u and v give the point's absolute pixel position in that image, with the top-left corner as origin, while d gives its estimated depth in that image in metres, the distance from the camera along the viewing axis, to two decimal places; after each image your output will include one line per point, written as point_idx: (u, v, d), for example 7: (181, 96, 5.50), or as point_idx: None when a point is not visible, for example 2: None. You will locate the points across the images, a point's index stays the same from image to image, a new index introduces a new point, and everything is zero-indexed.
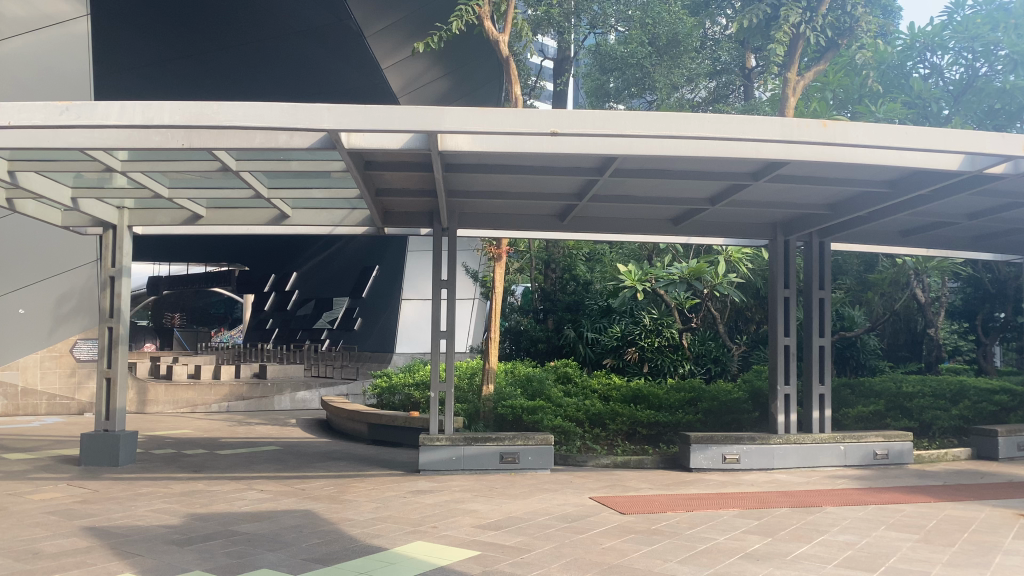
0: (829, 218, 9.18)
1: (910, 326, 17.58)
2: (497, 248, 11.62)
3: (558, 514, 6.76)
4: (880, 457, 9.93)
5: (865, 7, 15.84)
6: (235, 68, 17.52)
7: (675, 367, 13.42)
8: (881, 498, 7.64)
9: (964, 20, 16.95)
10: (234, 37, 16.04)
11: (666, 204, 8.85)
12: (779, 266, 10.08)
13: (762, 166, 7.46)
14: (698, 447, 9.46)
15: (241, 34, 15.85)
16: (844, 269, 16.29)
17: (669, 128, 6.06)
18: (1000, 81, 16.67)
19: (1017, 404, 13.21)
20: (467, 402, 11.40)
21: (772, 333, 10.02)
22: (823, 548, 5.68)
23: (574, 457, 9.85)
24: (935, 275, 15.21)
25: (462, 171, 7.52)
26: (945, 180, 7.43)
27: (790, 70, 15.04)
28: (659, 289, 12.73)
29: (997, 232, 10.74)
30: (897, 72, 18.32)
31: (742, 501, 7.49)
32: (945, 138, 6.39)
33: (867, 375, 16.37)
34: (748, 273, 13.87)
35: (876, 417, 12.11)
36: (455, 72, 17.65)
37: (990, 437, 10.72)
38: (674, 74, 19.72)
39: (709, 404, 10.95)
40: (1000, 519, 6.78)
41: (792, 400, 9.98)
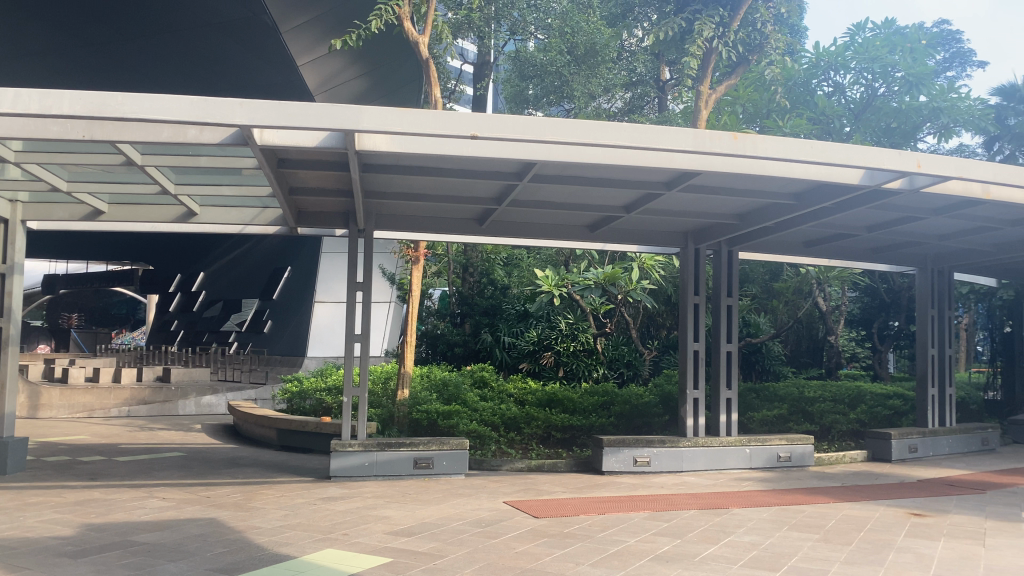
0: (738, 228, 9.48)
1: (812, 333, 18.38)
2: (414, 250, 11.52)
3: (471, 518, 6.73)
4: (783, 459, 10.31)
5: (774, 24, 16.67)
6: (141, 61, 16.91)
7: (589, 371, 13.56)
8: (783, 500, 7.91)
9: (864, 42, 17.95)
10: (140, 31, 15.47)
11: (583, 210, 8.95)
12: (690, 274, 10.33)
13: (676, 176, 7.65)
14: (610, 451, 9.57)
15: (148, 28, 15.25)
16: (750, 278, 16.86)
17: (588, 136, 6.13)
18: (897, 101, 17.56)
19: (908, 409, 13.91)
20: (381, 407, 11.26)
21: (683, 338, 10.26)
22: (729, 549, 5.84)
23: (488, 461, 9.86)
24: (836, 284, 15.88)
25: (379, 172, 7.41)
26: (846, 194, 7.77)
27: (703, 83, 15.45)
28: (575, 295, 13.04)
29: (893, 245, 11.29)
30: (802, 89, 18.97)
31: (653, 503, 7.64)
32: (847, 153, 6.68)
33: (771, 380, 16.92)
34: (661, 280, 14.20)
35: (780, 420, 12.53)
36: (373, 71, 17.44)
37: (884, 440, 11.25)
38: (592, 83, 19.92)
39: (620, 407, 11.22)
40: (892, 518, 7.12)
41: (702, 404, 10.18)
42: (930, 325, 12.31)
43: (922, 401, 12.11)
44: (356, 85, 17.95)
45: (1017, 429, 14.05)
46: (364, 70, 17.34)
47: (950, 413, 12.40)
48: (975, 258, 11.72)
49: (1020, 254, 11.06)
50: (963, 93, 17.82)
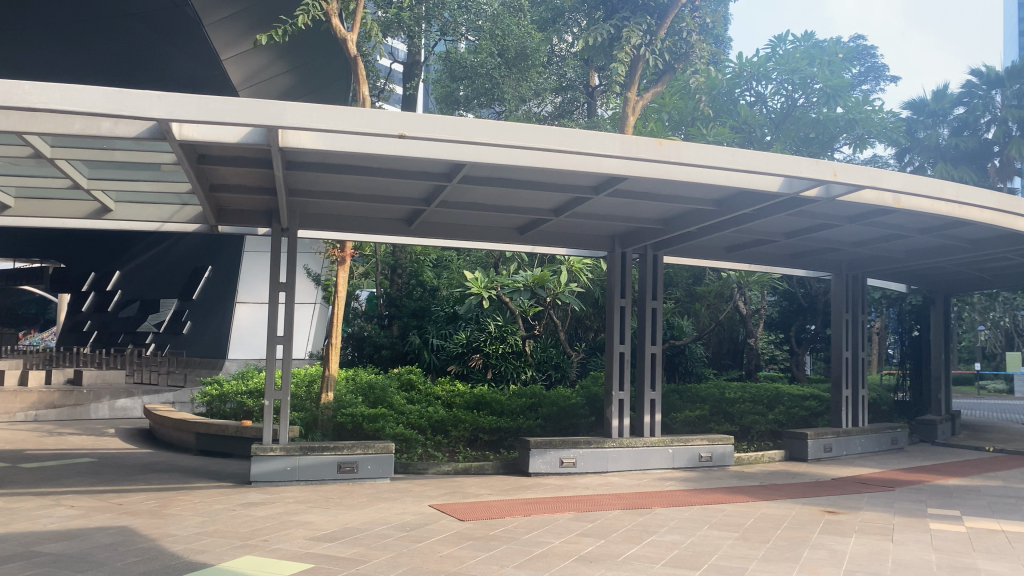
0: (663, 232, 9.64)
1: (733, 335, 18.87)
2: (341, 250, 11.32)
3: (395, 523, 6.65)
4: (704, 459, 10.55)
5: (700, 34, 17.04)
6: (52, 61, 16.00)
7: (518, 374, 13.68)
8: (704, 499, 8.07)
9: (785, 54, 18.55)
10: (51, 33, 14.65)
11: (512, 212, 8.96)
12: (617, 277, 10.46)
13: (603, 181, 7.72)
14: (537, 452, 9.55)
15: (60, 29, 14.49)
16: (674, 282, 17.18)
17: (517, 139, 6.15)
18: (815, 112, 18.27)
19: (824, 410, 14.40)
20: (305, 411, 11.05)
21: (609, 340, 10.38)
22: (651, 548, 5.93)
23: (414, 465, 9.76)
24: (756, 289, 16.34)
25: (304, 170, 7.28)
26: (766, 201, 7.98)
27: (631, 89, 15.74)
28: (504, 297, 13.02)
29: (810, 250, 11.68)
30: (726, 98, 19.43)
31: (578, 504, 7.70)
32: (767, 162, 6.87)
33: (694, 381, 17.32)
34: (588, 282, 14.35)
35: (702, 421, 12.79)
36: (299, 67, 17.15)
37: (801, 440, 11.61)
38: (521, 87, 20.01)
39: (548, 409, 11.28)
40: (808, 516, 7.34)
41: (627, 405, 10.32)
42: (844, 329, 12.76)
43: (837, 401, 12.54)
44: (283, 81, 17.64)
45: (924, 428, 14.71)
46: (290, 66, 17.02)
47: (863, 414, 12.87)
48: (886, 265, 12.22)
49: (928, 261, 11.59)
50: (876, 105, 18.71)
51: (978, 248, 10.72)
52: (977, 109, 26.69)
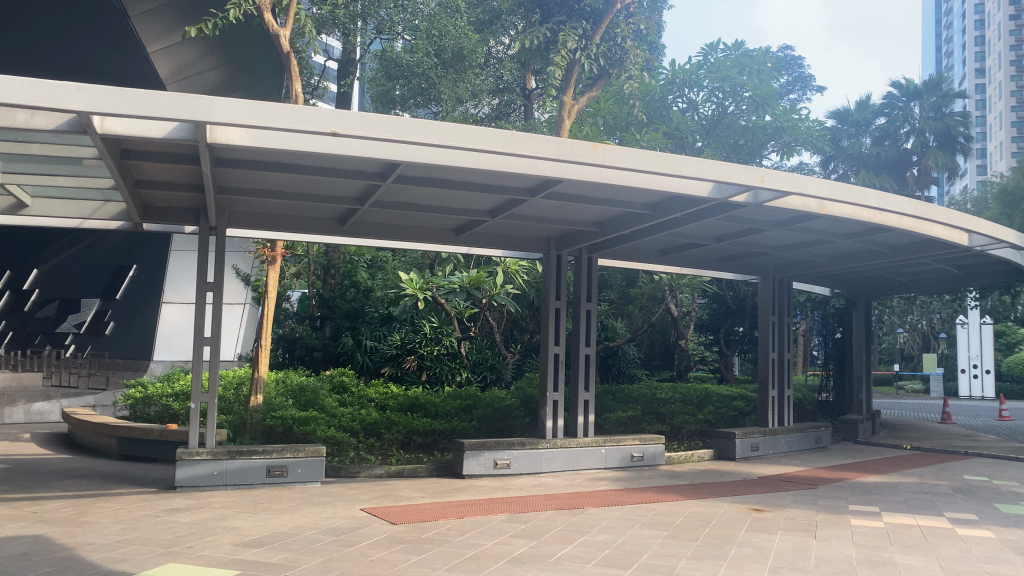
0: (597, 235, 9.73)
1: (665, 336, 19.19)
2: (272, 249, 11.08)
3: (326, 527, 6.56)
4: (636, 459, 10.70)
5: (636, 41, 17.30)
6: None
7: (453, 375, 13.69)
8: (635, 499, 8.18)
9: (716, 62, 18.90)
10: None
11: (448, 213, 8.92)
12: (551, 279, 10.54)
13: (538, 183, 7.75)
14: (471, 454, 9.53)
15: None
16: (608, 284, 17.37)
17: (452, 139, 6.13)
18: (744, 120, 18.90)
19: (751, 410, 14.78)
20: (233, 413, 10.80)
21: (544, 341, 10.43)
22: (583, 548, 5.98)
23: (346, 468, 9.62)
24: (687, 291, 16.65)
25: (234, 167, 7.11)
26: (697, 206, 8.14)
27: (568, 94, 15.93)
28: (439, 298, 12.94)
29: (738, 254, 11.95)
30: (659, 104, 19.73)
31: (511, 505, 7.72)
32: (698, 167, 7.01)
33: (627, 382, 17.55)
34: (524, 284, 14.41)
35: (633, 421, 12.95)
36: (231, 62, 16.78)
37: (728, 439, 11.89)
38: (458, 88, 19.82)
39: (483, 411, 11.29)
40: (735, 514, 7.52)
41: (561, 406, 10.37)
42: (771, 330, 13.11)
43: (763, 401, 12.88)
44: (212, 76, 17.15)
45: (846, 427, 15.21)
46: (221, 61, 16.62)
47: (788, 413, 13.25)
48: (812, 269, 12.61)
49: (850, 265, 12.01)
50: (803, 115, 19.49)
51: (897, 254, 11.15)
52: (898, 119, 27.60)
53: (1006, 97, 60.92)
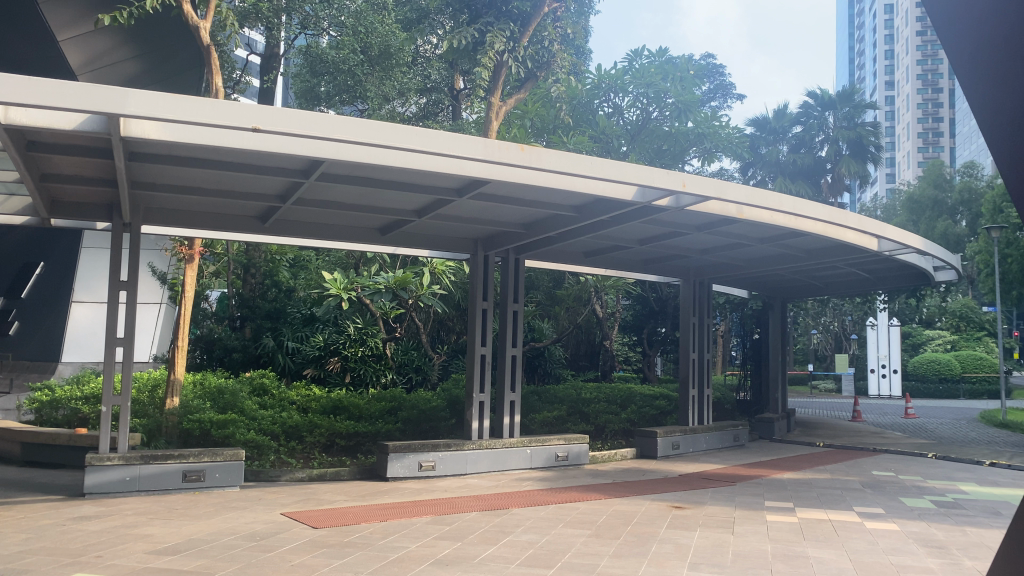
0: (524, 236, 9.77)
1: (590, 337, 19.42)
2: (189, 247, 10.72)
3: (245, 532, 6.40)
4: (560, 458, 10.80)
5: (562, 44, 17.59)
6: None
7: (378, 376, 13.57)
8: (559, 498, 8.26)
9: (641, 68, 19.17)
10: None
11: (374, 212, 8.82)
12: (479, 280, 10.55)
13: (465, 184, 7.74)
14: (395, 456, 9.43)
15: None
16: (535, 284, 17.53)
17: (379, 138, 6.07)
18: (668, 126, 19.43)
19: (671, 408, 15.17)
20: (148, 417, 10.40)
21: (470, 342, 10.39)
22: (507, 549, 6.00)
23: (266, 472, 9.41)
24: (612, 292, 16.86)
25: (149, 162, 6.87)
26: (621, 209, 8.26)
27: (494, 96, 16.32)
28: (365, 299, 12.81)
29: (660, 257, 12.19)
30: (585, 108, 19.88)
31: (435, 507, 7.69)
32: (623, 171, 7.12)
33: (553, 382, 17.65)
34: (450, 285, 14.37)
35: (558, 421, 13.03)
36: (148, 53, 16.22)
37: (650, 438, 12.11)
38: (385, 85, 19.60)
39: (408, 413, 11.18)
40: (656, 511, 7.67)
41: (487, 407, 10.38)
42: (692, 331, 13.42)
43: (684, 401, 13.15)
44: (128, 67, 16.54)
45: (763, 425, 15.69)
46: (138, 51, 16.06)
47: (708, 412, 13.56)
48: (730, 272, 12.97)
49: (766, 269, 12.40)
50: (724, 122, 20.13)
51: (811, 258, 11.57)
52: (813, 128, 28.70)
53: (913, 110, 63.80)
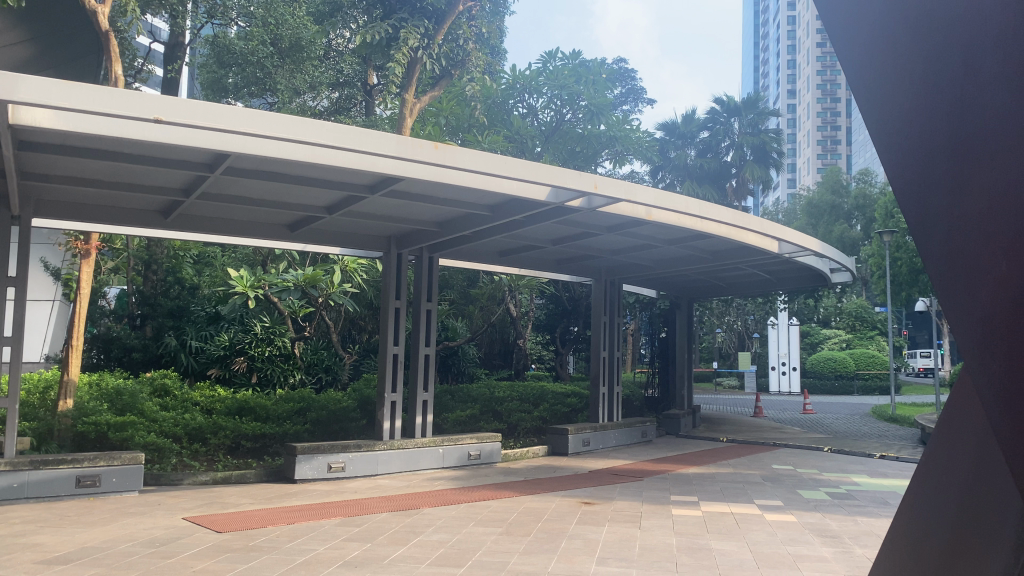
0: (438, 235, 9.74)
1: (504, 336, 19.60)
2: (86, 242, 10.21)
3: (143, 539, 6.16)
4: (472, 457, 10.81)
5: (476, 43, 17.64)
6: None
7: (285, 377, 13.31)
8: (471, 497, 8.27)
9: (555, 70, 19.36)
10: None
11: (283, 208, 8.62)
12: (391, 278, 10.45)
13: (378, 181, 7.66)
14: (304, 458, 9.24)
15: None
16: (449, 284, 17.60)
17: (288, 132, 5.92)
18: (581, 128, 19.78)
19: (582, 406, 15.42)
20: (38, 419, 9.87)
21: (382, 342, 10.30)
22: (418, 549, 5.97)
23: (167, 476, 9.09)
24: (525, 292, 16.98)
25: (41, 151, 6.52)
26: (535, 210, 8.33)
27: (408, 92, 16.32)
28: (272, 297, 12.50)
29: (573, 257, 12.36)
30: (499, 108, 19.70)
31: (344, 508, 7.58)
32: (534, 171, 7.18)
33: (466, 381, 17.66)
34: (362, 283, 14.22)
35: (471, 420, 13.04)
36: (39, 38, 15.37)
37: (562, 435, 12.26)
38: (296, 79, 18.93)
39: (317, 414, 11.01)
40: (566, 508, 7.76)
41: (398, 406, 10.31)
42: (604, 330, 13.64)
43: (594, 398, 13.37)
44: (19, 51, 15.69)
45: (670, 421, 16.09)
46: (30, 34, 15.20)
47: (617, 410, 13.81)
48: (640, 272, 13.26)
49: (674, 269, 12.71)
50: (635, 126, 20.63)
51: (716, 259, 11.94)
52: (720, 134, 29.67)
53: (812, 120, 66.66)
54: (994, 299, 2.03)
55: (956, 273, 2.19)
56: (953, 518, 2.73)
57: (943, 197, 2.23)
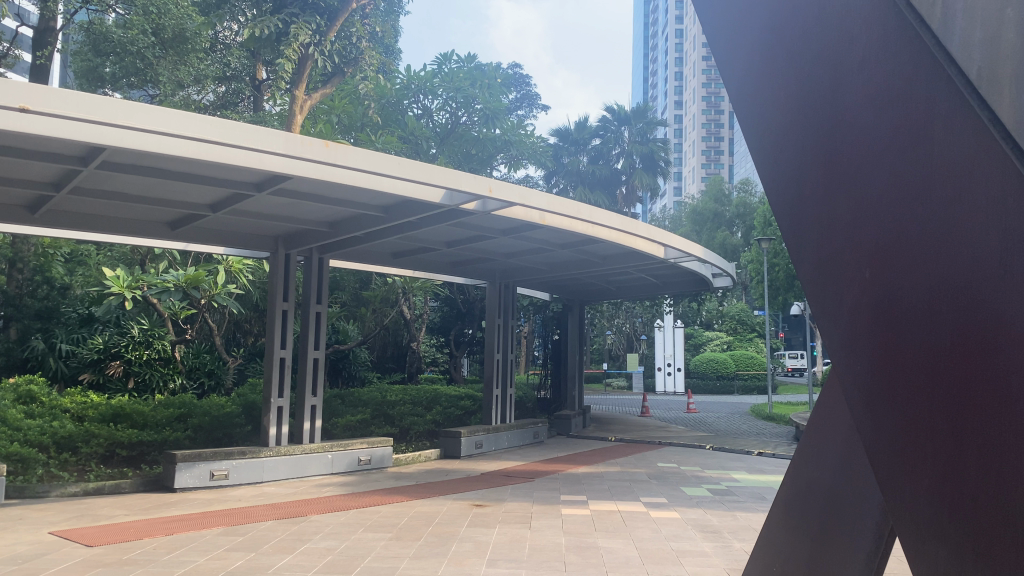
0: (329, 236, 9.55)
1: (397, 339, 19.48)
2: None
3: (3, 556, 5.75)
4: (362, 462, 10.66)
5: (369, 42, 17.58)
6: None
7: (165, 382, 12.76)
8: (360, 503, 8.15)
9: (450, 72, 19.32)
10: None
11: (162, 205, 8.26)
12: (279, 279, 10.20)
13: (265, 179, 7.45)
14: (185, 466, 8.82)
15: None
16: (340, 285, 17.35)
17: (168, 125, 5.72)
18: (476, 131, 19.85)
19: (475, 409, 15.53)
20: None
21: (269, 345, 10.01)
22: (304, 557, 5.83)
23: (32, 488, 8.51)
24: (419, 294, 16.90)
25: None
26: (428, 212, 8.29)
27: (298, 88, 16.08)
28: (150, 298, 11.92)
29: (466, 259, 12.38)
30: (394, 107, 19.61)
31: (227, 517, 7.32)
32: (427, 172, 7.17)
33: (356, 385, 17.41)
34: (248, 284, 13.84)
35: (362, 424, 12.87)
36: None
37: (454, 438, 12.23)
38: (179, 71, 18.03)
39: (199, 420, 10.65)
40: (456, 511, 7.75)
41: (286, 412, 10.00)
42: (497, 333, 13.73)
43: (487, 401, 13.43)
44: None
45: (561, 422, 16.33)
46: None
47: (510, 411, 13.90)
48: (532, 275, 13.39)
49: (566, 272, 12.92)
50: (529, 131, 20.95)
51: (607, 263, 12.23)
52: (611, 141, 30.44)
53: (698, 131, 69.23)
54: (857, 305, 2.11)
55: (825, 283, 2.27)
56: (819, 508, 2.92)
57: (819, 207, 2.30)
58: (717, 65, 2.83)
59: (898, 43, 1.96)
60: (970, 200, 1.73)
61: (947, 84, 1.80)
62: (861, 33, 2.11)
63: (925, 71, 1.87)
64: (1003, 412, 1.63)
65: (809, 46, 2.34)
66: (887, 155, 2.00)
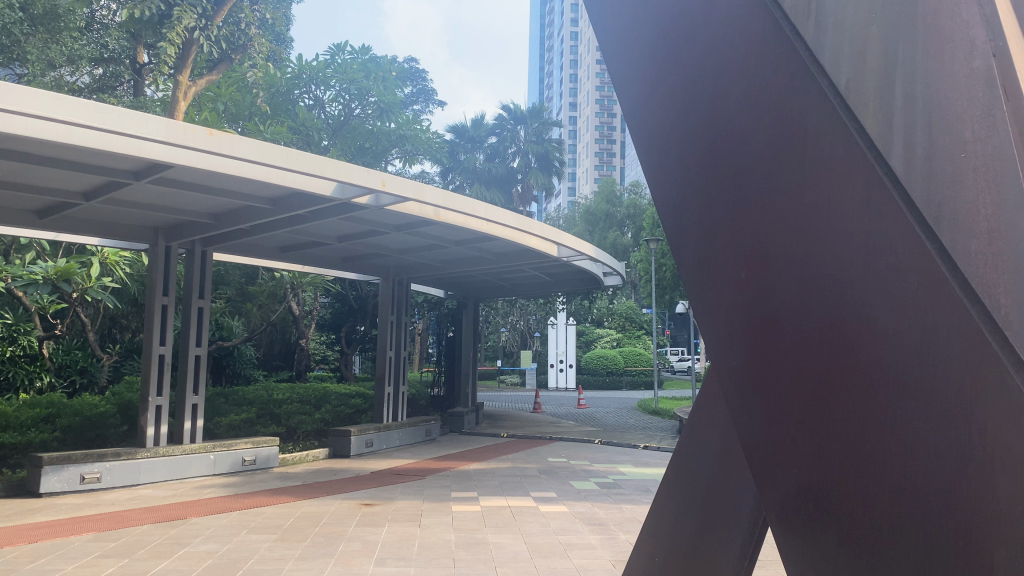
0: (213, 227, 9.21)
1: (284, 336, 19.01)
2: None
3: None
4: (247, 463, 10.34)
5: (257, 28, 17.13)
6: None
7: (31, 381, 12.02)
8: (245, 504, 7.90)
9: (343, 63, 18.86)
10: None
11: (30, 191, 7.73)
12: (157, 272, 9.75)
13: (144, 167, 7.10)
14: (52, 470, 8.31)
15: None
16: (225, 280, 16.73)
17: (29, 105, 5.27)
18: (370, 124, 19.59)
19: (365, 406, 15.37)
20: None
21: (147, 341, 9.55)
22: (182, 562, 5.59)
23: None
24: (308, 289, 16.53)
25: None
26: (319, 204, 8.12)
27: (182, 74, 15.36)
28: (16, 291, 11.13)
29: (358, 255, 12.20)
30: (283, 97, 18.95)
31: (100, 522, 6.95)
32: (318, 165, 7.01)
33: (241, 383, 16.89)
34: (125, 277, 13.17)
35: (247, 424, 12.45)
36: None
37: (344, 437, 12.01)
38: (51, 50, 16.97)
39: (69, 420, 10.06)
40: (344, 511, 7.62)
41: (164, 411, 9.62)
42: (389, 329, 13.58)
43: (379, 398, 13.25)
44: None
45: (454, 419, 16.29)
46: None
47: (401, 409, 13.79)
48: (427, 271, 13.31)
49: (460, 269, 12.91)
50: (425, 126, 20.84)
51: (500, 260, 12.28)
52: (507, 140, 30.73)
53: (591, 131, 70.56)
54: (733, 304, 2.20)
55: (703, 282, 2.35)
56: (700, 500, 3.01)
57: (699, 207, 2.38)
58: (606, 66, 2.87)
59: (774, 53, 2.05)
60: (837, 206, 1.83)
61: (818, 94, 1.89)
62: (740, 41, 2.20)
63: (798, 81, 1.97)
64: (861, 409, 1.74)
65: (693, 52, 2.41)
66: (763, 162, 2.09)
